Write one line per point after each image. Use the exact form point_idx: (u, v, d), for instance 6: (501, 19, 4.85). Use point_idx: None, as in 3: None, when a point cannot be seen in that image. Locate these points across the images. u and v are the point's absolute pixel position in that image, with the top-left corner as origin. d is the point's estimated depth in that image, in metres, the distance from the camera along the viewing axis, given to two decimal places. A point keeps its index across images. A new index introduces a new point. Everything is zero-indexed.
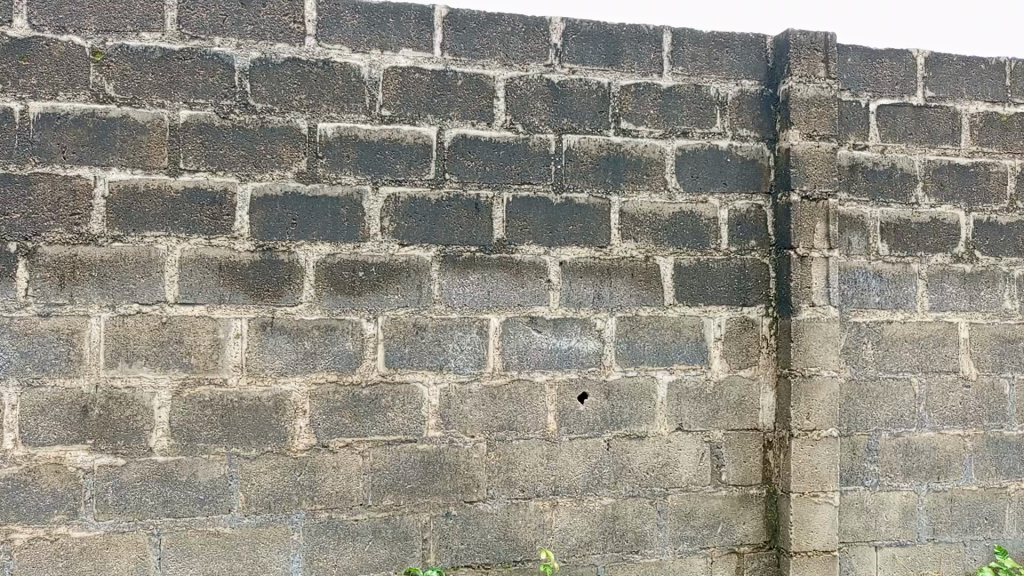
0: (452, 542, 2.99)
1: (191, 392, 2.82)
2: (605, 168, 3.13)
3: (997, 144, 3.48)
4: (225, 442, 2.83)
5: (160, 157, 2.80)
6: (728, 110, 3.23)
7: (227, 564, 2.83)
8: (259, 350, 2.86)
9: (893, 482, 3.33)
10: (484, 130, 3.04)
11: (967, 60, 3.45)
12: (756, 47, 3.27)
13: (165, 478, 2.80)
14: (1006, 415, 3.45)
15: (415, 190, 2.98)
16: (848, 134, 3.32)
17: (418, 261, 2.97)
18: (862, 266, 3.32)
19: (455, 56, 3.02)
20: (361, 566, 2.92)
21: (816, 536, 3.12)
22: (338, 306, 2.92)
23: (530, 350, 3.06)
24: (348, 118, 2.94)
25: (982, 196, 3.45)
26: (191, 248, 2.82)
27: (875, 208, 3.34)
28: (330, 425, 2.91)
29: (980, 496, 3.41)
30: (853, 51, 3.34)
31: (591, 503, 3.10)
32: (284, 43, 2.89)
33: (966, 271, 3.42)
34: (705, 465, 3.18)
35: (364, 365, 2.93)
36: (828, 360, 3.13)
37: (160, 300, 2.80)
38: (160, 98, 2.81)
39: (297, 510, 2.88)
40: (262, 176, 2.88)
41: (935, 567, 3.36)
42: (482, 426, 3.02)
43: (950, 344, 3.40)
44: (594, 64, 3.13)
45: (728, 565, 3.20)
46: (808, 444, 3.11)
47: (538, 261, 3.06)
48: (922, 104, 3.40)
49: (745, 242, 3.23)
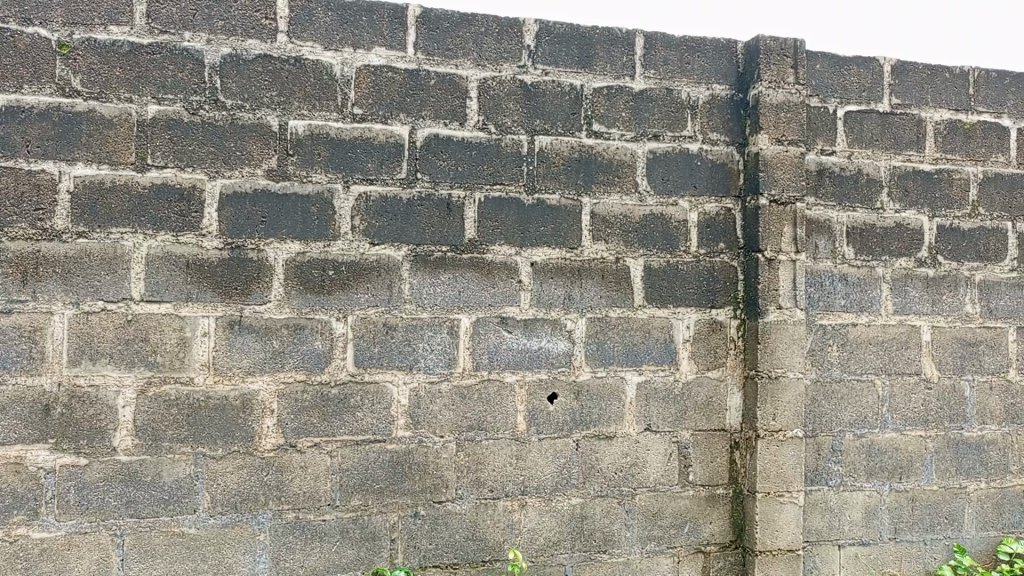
0: (420, 542, 2.99)
1: (157, 390, 2.79)
2: (576, 169, 3.14)
3: (960, 151, 3.55)
4: (191, 441, 2.81)
5: (128, 152, 2.77)
6: (699, 114, 3.26)
7: (191, 565, 2.80)
8: (226, 348, 2.84)
9: (857, 482, 3.38)
10: (456, 130, 3.04)
11: (932, 68, 3.52)
12: (726, 52, 3.30)
13: (129, 478, 2.76)
14: (966, 417, 3.52)
15: (387, 190, 2.97)
16: (816, 139, 3.37)
17: (388, 261, 2.96)
18: (828, 269, 3.37)
19: (428, 56, 3.02)
20: (329, 567, 2.91)
21: (781, 535, 3.16)
22: (307, 305, 2.90)
23: (500, 350, 3.06)
24: (320, 116, 2.92)
25: (945, 201, 3.52)
26: (158, 245, 2.79)
27: (841, 212, 3.39)
28: (298, 424, 2.89)
29: (940, 496, 3.48)
30: (822, 57, 3.39)
31: (560, 503, 3.11)
32: (255, 39, 2.87)
33: (929, 275, 3.49)
34: (673, 465, 3.21)
35: (334, 365, 2.92)
36: (794, 362, 3.17)
37: (126, 297, 2.76)
38: (128, 92, 2.77)
39: (264, 510, 2.86)
40: (232, 173, 2.85)
41: (896, 566, 3.42)
42: (452, 426, 3.02)
43: (913, 346, 3.47)
44: (566, 66, 3.14)
45: (694, 565, 3.23)
46: (773, 444, 3.15)
47: (509, 262, 3.07)
48: (889, 111, 3.46)
49: (714, 245, 3.27)
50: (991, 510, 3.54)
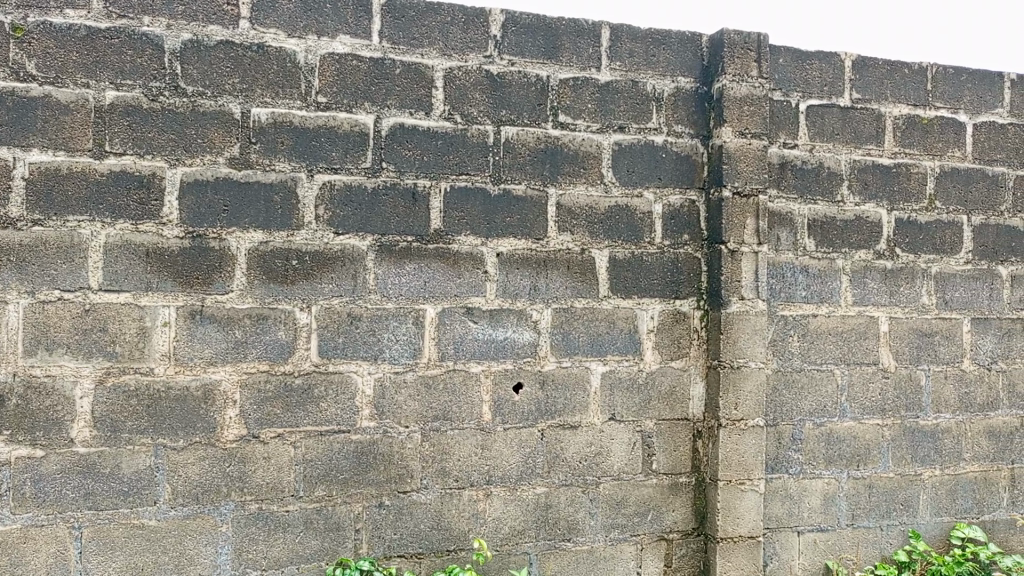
0: (385, 532, 2.98)
1: (116, 380, 2.74)
2: (542, 160, 3.15)
3: (918, 145, 3.62)
4: (151, 432, 2.77)
5: (84, 139, 2.71)
6: (664, 106, 3.29)
7: (152, 557, 2.77)
8: (187, 338, 2.80)
9: (816, 470, 3.45)
10: (421, 120, 3.02)
11: (891, 64, 3.58)
12: (691, 45, 3.33)
13: (87, 470, 2.72)
14: (921, 405, 3.60)
15: (351, 179, 2.95)
16: (778, 132, 3.41)
17: (353, 251, 2.95)
18: (790, 260, 3.42)
19: (393, 44, 2.99)
20: (292, 557, 2.89)
21: (742, 522, 3.21)
22: (270, 295, 2.87)
23: (465, 341, 3.07)
24: (283, 104, 2.89)
25: (903, 194, 3.59)
26: (116, 233, 2.74)
27: (802, 205, 3.45)
28: (261, 415, 2.87)
29: (896, 483, 3.56)
30: (785, 51, 3.44)
31: (525, 492, 3.12)
32: (216, 25, 2.82)
33: (887, 268, 3.56)
34: (637, 454, 3.25)
35: (297, 355, 2.90)
36: (755, 352, 3.22)
37: (83, 287, 2.71)
38: (85, 77, 2.71)
39: (226, 502, 2.83)
40: (193, 161, 2.81)
41: (853, 551, 3.50)
42: (417, 417, 3.02)
43: (871, 337, 3.54)
44: (533, 56, 3.14)
45: (657, 552, 3.27)
46: (735, 433, 3.20)
47: (474, 252, 3.07)
48: (849, 105, 3.52)
49: (678, 236, 3.30)
50: (945, 496, 3.63)
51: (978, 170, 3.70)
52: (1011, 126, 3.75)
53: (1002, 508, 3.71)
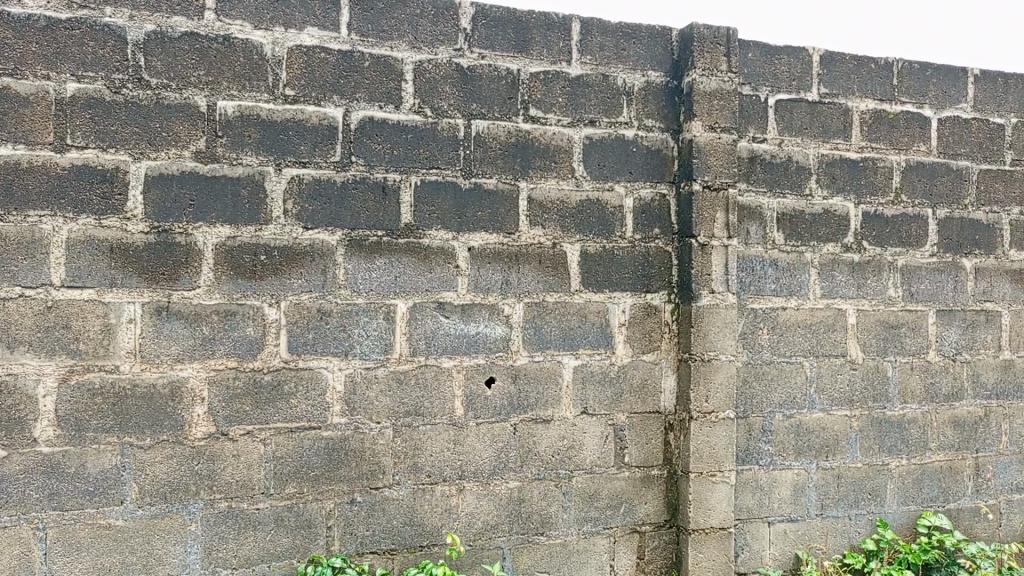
0: (357, 529, 2.96)
1: (80, 379, 2.69)
2: (514, 154, 3.14)
3: (884, 140, 3.66)
4: (117, 431, 2.72)
5: (45, 132, 2.65)
6: (634, 100, 3.29)
7: (119, 558, 2.72)
8: (153, 335, 2.75)
9: (786, 461, 3.49)
10: (391, 113, 3.00)
11: (858, 59, 3.62)
12: (662, 39, 3.34)
13: (51, 470, 2.66)
14: (888, 396, 3.66)
15: (321, 173, 2.92)
16: (747, 126, 3.44)
17: (323, 245, 2.92)
18: (759, 254, 3.45)
19: (362, 37, 2.96)
20: (262, 556, 2.86)
21: (713, 513, 3.24)
22: (238, 290, 2.84)
23: (436, 335, 3.05)
24: (250, 97, 2.85)
25: (870, 188, 3.63)
26: (79, 228, 2.68)
27: (771, 198, 3.47)
28: (230, 412, 2.83)
29: (864, 473, 3.61)
30: (754, 46, 3.46)
31: (498, 486, 3.12)
32: (180, 16, 2.78)
33: (854, 261, 3.60)
34: (609, 447, 3.26)
35: (266, 352, 2.87)
36: (726, 345, 3.24)
37: (45, 283, 2.66)
38: (45, 69, 2.65)
39: (194, 500, 2.79)
40: (158, 155, 2.76)
41: (822, 541, 3.54)
42: (388, 412, 3.00)
43: (839, 329, 3.58)
44: (503, 50, 3.13)
45: (630, 545, 3.28)
46: (706, 425, 3.22)
47: (445, 246, 3.05)
48: (817, 99, 3.55)
49: (649, 230, 3.31)
50: (912, 485, 3.69)
51: (943, 164, 3.76)
52: (974, 120, 3.81)
53: (966, 496, 3.78)
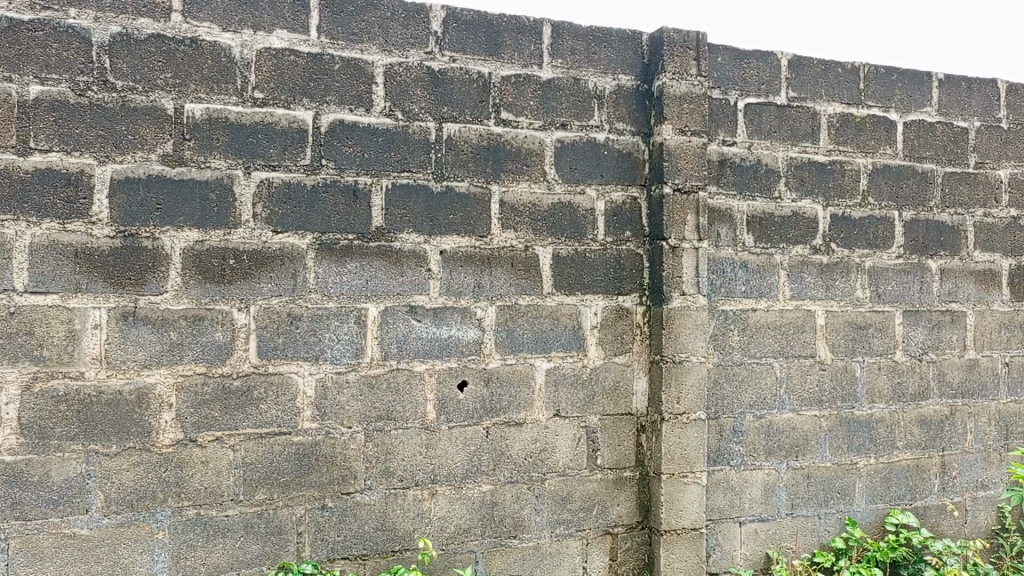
0: (328, 535, 2.94)
1: (44, 386, 2.65)
2: (485, 158, 3.14)
3: (852, 143, 3.71)
4: (82, 439, 2.68)
5: (7, 135, 2.61)
6: (606, 104, 3.31)
7: (84, 567, 2.67)
8: (120, 341, 2.72)
9: (756, 461, 3.52)
10: (361, 116, 2.99)
11: (825, 63, 3.67)
12: (632, 42, 3.36)
13: (13, 479, 2.62)
14: (857, 396, 3.70)
15: (291, 176, 2.90)
16: (717, 130, 3.47)
17: (293, 249, 2.90)
18: (729, 256, 3.49)
19: (332, 40, 2.95)
20: (232, 563, 2.83)
21: (685, 514, 3.26)
22: (207, 295, 2.81)
23: (408, 340, 3.04)
24: (218, 100, 2.82)
25: (838, 191, 3.68)
26: (42, 232, 2.64)
27: (741, 200, 3.51)
28: (198, 418, 2.80)
29: (833, 472, 3.65)
30: (723, 50, 3.49)
31: (470, 490, 3.12)
32: (146, 18, 2.74)
33: (823, 263, 3.65)
34: (582, 449, 3.27)
35: (235, 357, 2.84)
36: (696, 346, 3.27)
37: (7, 289, 2.62)
38: (8, 71, 2.61)
39: (162, 508, 2.76)
40: (124, 158, 2.72)
41: (792, 540, 3.58)
42: (360, 417, 2.98)
43: (808, 330, 3.62)
44: (474, 53, 3.13)
45: (603, 546, 3.30)
46: (677, 427, 3.24)
47: (417, 250, 3.05)
48: (786, 103, 3.59)
49: (621, 233, 3.32)
50: (880, 483, 3.74)
51: (909, 167, 3.82)
52: (939, 124, 3.87)
53: (933, 494, 3.84)
